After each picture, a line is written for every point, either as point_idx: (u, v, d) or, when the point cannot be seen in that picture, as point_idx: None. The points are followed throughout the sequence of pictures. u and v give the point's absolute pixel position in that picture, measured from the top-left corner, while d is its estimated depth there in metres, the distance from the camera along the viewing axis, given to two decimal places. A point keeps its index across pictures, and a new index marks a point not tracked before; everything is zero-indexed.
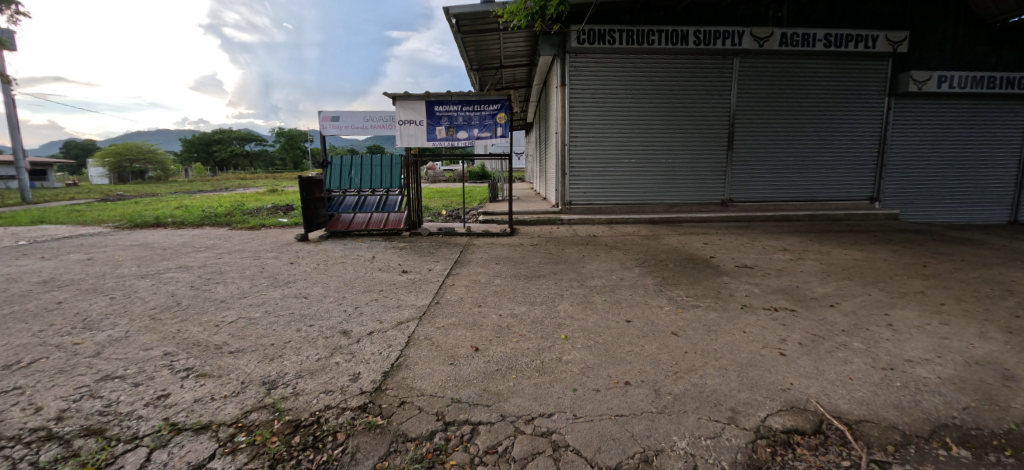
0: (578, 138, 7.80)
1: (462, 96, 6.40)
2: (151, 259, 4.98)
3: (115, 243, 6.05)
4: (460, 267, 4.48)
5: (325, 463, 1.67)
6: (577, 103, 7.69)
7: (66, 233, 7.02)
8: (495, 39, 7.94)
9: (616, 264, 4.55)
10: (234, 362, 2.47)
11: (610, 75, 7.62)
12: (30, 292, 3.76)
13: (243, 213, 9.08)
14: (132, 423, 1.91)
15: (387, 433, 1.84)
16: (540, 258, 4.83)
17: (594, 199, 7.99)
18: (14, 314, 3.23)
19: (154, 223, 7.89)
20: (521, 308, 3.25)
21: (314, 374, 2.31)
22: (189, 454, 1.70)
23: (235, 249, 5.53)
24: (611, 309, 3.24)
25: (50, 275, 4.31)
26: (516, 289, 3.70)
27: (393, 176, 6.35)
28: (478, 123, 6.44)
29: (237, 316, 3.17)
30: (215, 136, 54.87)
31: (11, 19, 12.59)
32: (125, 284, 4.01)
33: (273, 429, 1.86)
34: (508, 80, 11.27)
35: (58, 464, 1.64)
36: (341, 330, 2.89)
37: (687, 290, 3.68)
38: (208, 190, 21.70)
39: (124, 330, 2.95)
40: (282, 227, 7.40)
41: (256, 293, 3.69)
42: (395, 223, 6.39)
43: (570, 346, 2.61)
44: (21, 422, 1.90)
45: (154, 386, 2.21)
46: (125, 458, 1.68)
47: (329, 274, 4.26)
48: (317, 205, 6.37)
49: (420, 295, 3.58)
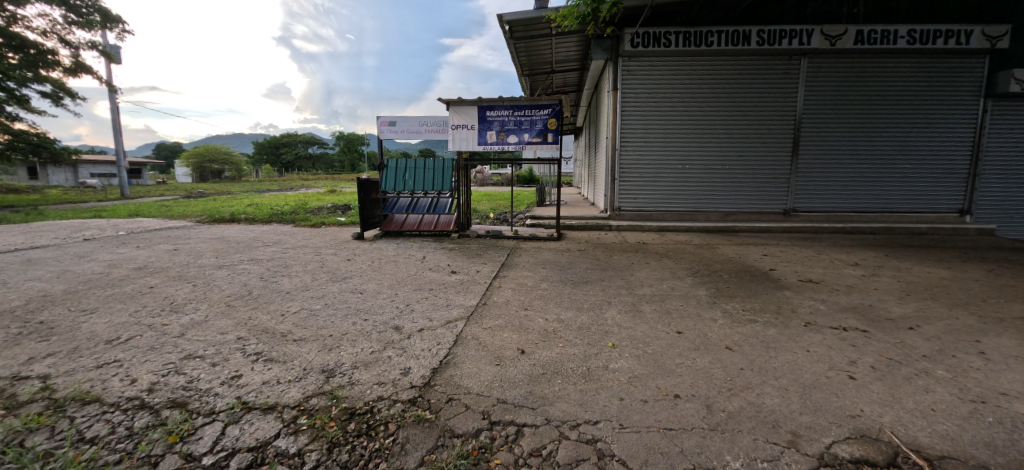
0: (630, 143, 7.66)
1: (514, 101, 6.45)
2: (227, 251, 5.47)
3: (197, 236, 6.70)
4: (508, 269, 4.53)
5: (378, 450, 1.77)
6: (630, 106, 7.56)
7: (158, 226, 7.87)
8: (547, 44, 7.99)
9: (667, 272, 4.42)
10: (297, 350, 2.65)
11: (665, 77, 7.41)
12: (129, 276, 4.26)
13: (305, 212, 9.70)
14: (210, 399, 2.11)
15: (435, 427, 1.91)
16: (587, 263, 4.78)
17: (645, 205, 7.79)
18: (116, 295, 3.67)
19: (230, 219, 8.64)
20: (568, 314, 3.23)
21: (368, 366, 2.43)
22: (258, 431, 1.87)
23: (298, 245, 5.94)
24: (661, 320, 3.13)
25: (143, 262, 4.84)
26: (563, 294, 3.69)
27: (445, 180, 6.50)
28: (528, 128, 6.49)
29: (301, 307, 3.40)
30: (282, 140, 59.16)
31: (119, 37, 14.45)
32: (205, 272, 4.43)
33: (330, 414, 1.99)
34: (558, 85, 11.24)
35: (150, 431, 1.88)
36: (393, 325, 3.02)
37: (743, 303, 3.50)
38: (276, 190, 23.44)
39: (204, 314, 3.26)
40: (341, 226, 7.84)
41: (317, 287, 3.94)
42: (445, 225, 6.67)
43: (617, 355, 2.56)
44: (121, 391, 2.18)
45: (229, 367, 2.44)
46: (204, 430, 1.88)
47: (383, 272, 4.46)
48: (373, 205, 6.71)
49: (468, 295, 3.66)
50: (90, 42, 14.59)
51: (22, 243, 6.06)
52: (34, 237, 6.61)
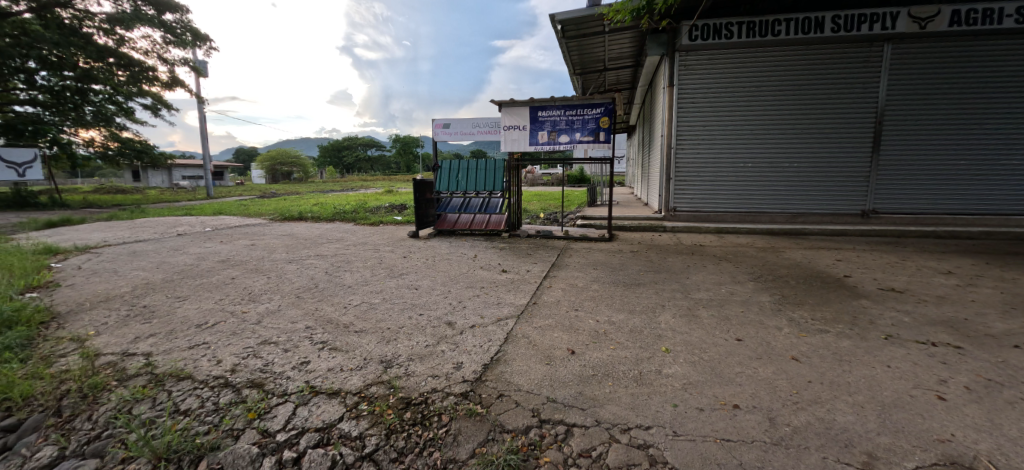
0: (687, 141, 7.35)
1: (566, 100, 6.41)
2: (297, 247, 5.92)
3: (270, 233, 7.31)
4: (558, 269, 4.52)
5: (431, 440, 1.87)
6: (688, 102, 7.25)
7: (239, 223, 8.69)
8: (600, 42, 7.87)
9: (726, 277, 4.20)
10: (358, 340, 2.82)
11: (726, 71, 7.04)
12: (214, 268, 4.75)
13: (365, 211, 10.26)
14: (283, 381, 2.31)
15: (486, 421, 1.96)
16: (640, 265, 4.65)
17: (703, 206, 7.43)
18: (204, 285, 4.11)
19: (299, 217, 9.34)
20: (619, 316, 3.17)
21: (423, 359, 2.54)
22: (324, 414, 2.03)
23: (359, 242, 6.30)
24: (719, 326, 2.98)
25: (226, 256, 5.37)
26: (614, 296, 3.62)
27: (496, 180, 6.59)
28: (580, 127, 6.44)
29: (361, 301, 3.62)
30: (344, 143, 62.90)
31: (207, 53, 16.08)
32: (278, 266, 4.82)
33: (388, 402, 2.11)
34: (611, 82, 11.02)
35: (233, 408, 2.11)
36: (446, 321, 3.12)
37: (813, 312, 3.24)
38: (339, 191, 24.96)
39: (277, 304, 3.56)
40: (397, 224, 8.21)
41: (376, 282, 4.17)
42: (496, 224, 6.73)
43: (670, 360, 2.49)
44: (208, 370, 2.45)
45: (299, 353, 2.65)
46: (278, 410, 2.07)
47: (436, 269, 4.62)
48: (427, 205, 6.95)
49: (519, 294, 3.70)
50: (184, 59, 16.35)
51: (129, 237, 6.94)
52: (139, 232, 7.54)
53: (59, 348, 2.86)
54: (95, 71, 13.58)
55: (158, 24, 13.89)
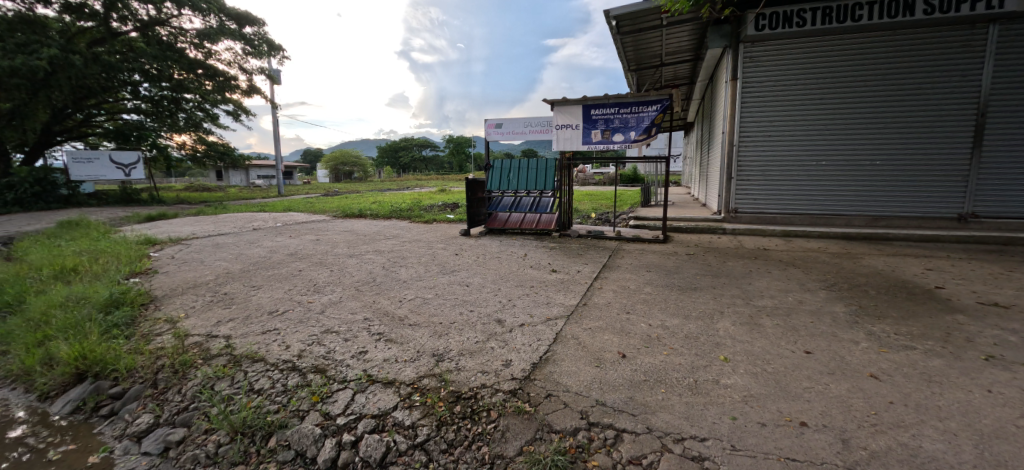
0: (751, 138, 6.92)
1: (620, 98, 6.26)
2: (356, 242, 6.27)
3: (333, 229, 7.79)
4: (609, 271, 4.43)
5: (479, 434, 1.92)
6: (752, 97, 6.83)
7: (306, 220, 9.36)
8: (656, 37, 7.61)
9: (793, 284, 3.89)
10: (412, 334, 2.94)
11: (798, 62, 6.53)
12: (284, 260, 5.15)
13: (420, 209, 10.65)
14: (343, 369, 2.46)
15: (534, 420, 1.97)
16: (697, 269, 4.44)
17: (768, 208, 6.94)
18: (276, 276, 4.47)
19: (359, 214, 9.89)
20: (673, 321, 3.05)
21: (473, 355, 2.59)
22: (380, 402, 2.14)
23: (413, 239, 6.55)
24: (785, 336, 2.77)
25: (294, 249, 5.80)
26: (668, 300, 3.48)
27: (547, 179, 6.59)
28: (634, 126, 6.26)
29: (415, 295, 3.76)
30: (401, 144, 65.68)
31: (280, 62, 17.45)
32: (340, 260, 5.14)
33: (439, 394, 2.18)
34: (668, 78, 10.61)
35: (299, 391, 2.28)
36: (496, 319, 3.16)
37: (896, 326, 2.92)
38: (396, 190, 26.10)
39: (339, 295, 3.79)
40: (449, 222, 8.45)
41: (429, 278, 4.31)
42: (546, 224, 6.72)
43: (728, 369, 2.36)
44: (279, 354, 2.67)
45: (358, 343, 2.80)
46: (339, 395, 2.21)
47: (487, 267, 4.70)
48: (479, 204, 7.08)
49: (568, 295, 3.67)
50: (261, 69, 17.87)
51: (214, 231, 7.70)
52: (221, 226, 8.35)
53: (156, 327, 3.26)
54: (187, 82, 15.20)
55: (239, 37, 15.29)
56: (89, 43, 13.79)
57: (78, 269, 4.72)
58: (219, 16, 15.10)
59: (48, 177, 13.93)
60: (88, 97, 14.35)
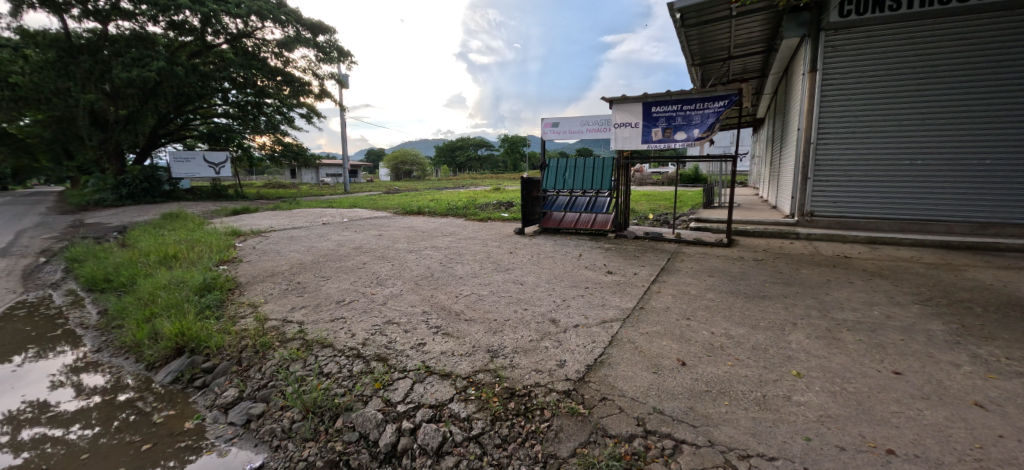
0: (832, 135, 6.33)
1: (683, 94, 5.99)
2: (415, 238, 6.54)
3: (394, 225, 8.18)
4: (668, 274, 4.27)
5: (533, 432, 1.93)
6: (835, 90, 6.25)
7: (369, 216, 9.91)
8: (724, 28, 7.20)
9: (880, 296, 3.51)
10: (468, 329, 3.01)
11: (890, 50, 5.87)
12: (351, 253, 5.49)
13: (475, 207, 10.88)
14: (404, 359, 2.58)
15: (588, 422, 1.95)
16: (766, 276, 4.15)
17: (850, 211, 6.31)
18: (343, 267, 4.78)
19: (417, 211, 10.29)
20: (738, 330, 2.87)
21: (527, 353, 2.61)
22: (437, 392, 2.22)
23: (469, 236, 6.71)
24: (869, 354, 2.52)
25: (359, 243, 6.17)
26: (733, 308, 3.29)
27: (604, 179, 6.48)
28: (698, 123, 5.96)
29: (471, 291, 3.86)
30: (457, 143, 67.39)
31: (348, 67, 18.57)
32: (400, 255, 5.38)
33: (494, 389, 2.22)
34: (736, 72, 9.99)
35: (363, 376, 2.42)
36: (550, 318, 3.16)
37: (1010, 350, 2.54)
38: (452, 188, 26.83)
39: (400, 288, 3.98)
40: (503, 221, 8.55)
41: (485, 275, 4.40)
42: (602, 224, 6.59)
43: (801, 385, 2.18)
44: (346, 341, 2.86)
45: (417, 334, 2.93)
46: (399, 384, 2.32)
47: (541, 266, 4.71)
48: (533, 203, 7.11)
49: (625, 297, 3.58)
50: (331, 74, 19.13)
51: (289, 224, 8.38)
52: (296, 221, 9.07)
53: (241, 310, 3.61)
54: (268, 88, 16.65)
55: (312, 45, 16.48)
56: (188, 55, 15.51)
57: (178, 256, 5.36)
58: (296, 26, 16.36)
59: (154, 175, 15.91)
60: (188, 104, 16.16)
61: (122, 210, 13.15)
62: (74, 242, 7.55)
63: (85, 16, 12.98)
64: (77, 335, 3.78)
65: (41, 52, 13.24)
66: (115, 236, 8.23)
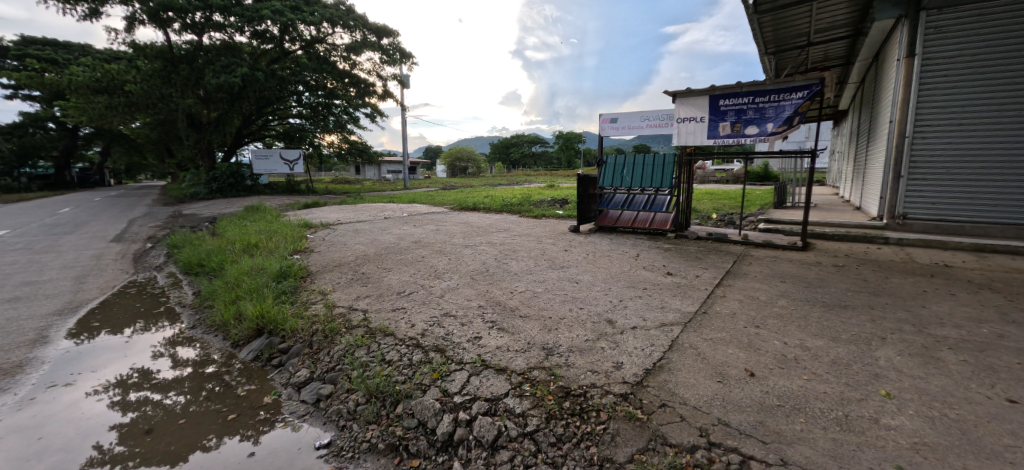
0: (932, 127, 5.59)
1: (755, 85, 5.58)
2: (471, 234, 6.67)
3: (451, 220, 8.42)
4: (734, 278, 4.02)
5: (589, 434, 1.90)
6: (937, 76, 5.52)
7: (427, 211, 10.26)
8: (804, 13, 6.63)
9: (993, 312, 3.06)
10: (523, 325, 3.03)
11: (1010, 29, 5.09)
12: (411, 247, 5.73)
13: (529, 204, 10.90)
14: (460, 352, 2.65)
15: (647, 428, 1.89)
16: (847, 284, 3.77)
17: (953, 214, 5.56)
18: (404, 260, 5.00)
19: (473, 208, 10.49)
20: (815, 341, 2.64)
21: (583, 352, 2.58)
22: (493, 386, 2.25)
23: (523, 233, 6.74)
24: (977, 377, 2.21)
25: (418, 238, 6.41)
26: (809, 317, 3.03)
27: (665, 176, 6.25)
28: (772, 116, 5.54)
29: (526, 288, 3.87)
30: (510, 140, 67.87)
31: (410, 67, 19.31)
32: (457, 249, 5.53)
33: (549, 387, 2.21)
34: (816, 60, 9.15)
35: (422, 366, 2.52)
36: (606, 318, 3.10)
37: None
38: (506, 185, 27.03)
39: (456, 282, 4.09)
40: (558, 218, 8.50)
41: (540, 272, 4.40)
42: (661, 224, 6.35)
43: (890, 407, 1.96)
44: (407, 331, 2.99)
45: (473, 328, 2.99)
46: (456, 376, 2.39)
47: (597, 265, 4.62)
48: (589, 200, 7.00)
49: (686, 301, 3.42)
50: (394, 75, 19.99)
51: (354, 218, 8.91)
52: (360, 214, 9.61)
53: (312, 297, 3.90)
54: (336, 90, 17.76)
55: (377, 48, 17.32)
56: (268, 61, 16.94)
57: (259, 245, 5.88)
58: (363, 30, 17.30)
59: (238, 172, 17.58)
60: (267, 106, 17.67)
61: (211, 203, 14.65)
62: (174, 230, 8.54)
63: (185, 29, 14.58)
64: (176, 312, 4.29)
65: (149, 62, 15.07)
66: (207, 226, 9.20)
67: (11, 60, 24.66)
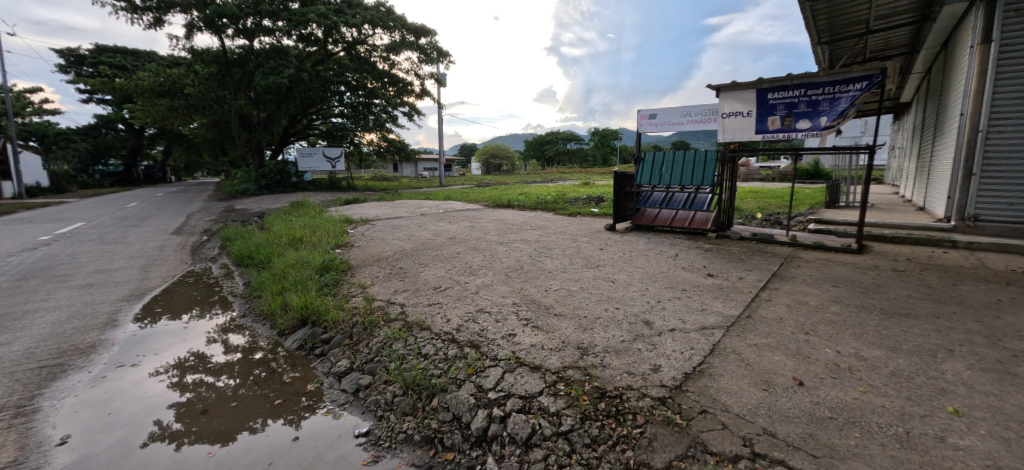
0: (1010, 120, 5.07)
1: (808, 77, 5.26)
2: (505, 231, 6.70)
3: (485, 217, 8.48)
4: (780, 281, 3.83)
5: (625, 437, 1.87)
6: (1017, 64, 5.00)
7: (462, 208, 10.39)
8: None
9: None
10: (557, 324, 3.02)
11: None
12: (447, 243, 5.82)
13: (564, 202, 10.82)
14: (495, 348, 2.67)
15: (686, 435, 1.84)
16: (909, 290, 3.50)
17: None
18: (440, 256, 5.09)
19: (507, 205, 10.52)
20: (872, 351, 2.47)
21: (619, 353, 2.53)
22: (527, 384, 2.26)
23: (557, 231, 6.70)
24: None
25: (454, 234, 6.51)
26: (865, 325, 2.83)
27: (706, 173, 6.11)
28: (826, 110, 5.21)
29: (561, 286, 3.85)
30: (544, 138, 67.56)
31: (446, 66, 19.60)
32: (492, 246, 5.57)
33: (584, 387, 2.19)
34: (875, 49, 8.53)
35: (457, 361, 2.56)
36: (644, 319, 3.03)
37: None
38: (540, 183, 26.91)
39: (491, 279, 4.13)
40: (593, 216, 8.39)
41: (575, 270, 4.36)
42: (702, 223, 6.13)
43: (959, 425, 1.80)
44: (442, 325, 3.04)
45: (508, 325, 3.01)
46: (490, 372, 2.41)
47: (634, 264, 4.53)
48: (626, 199, 6.87)
49: (728, 304, 3.29)
50: (431, 74, 20.34)
51: (392, 214, 9.15)
52: (398, 210, 9.85)
53: (352, 290, 4.05)
54: (376, 89, 18.28)
55: (415, 47, 17.67)
56: (313, 63, 17.70)
57: (303, 240, 6.16)
58: (402, 31, 17.72)
59: (284, 169, 18.37)
60: (312, 106, 18.47)
61: (260, 198, 15.45)
62: (227, 224, 9.10)
63: (237, 35, 15.43)
64: (230, 301, 4.57)
65: (206, 66, 16.08)
66: (257, 220, 9.73)
67: (87, 67, 26.97)
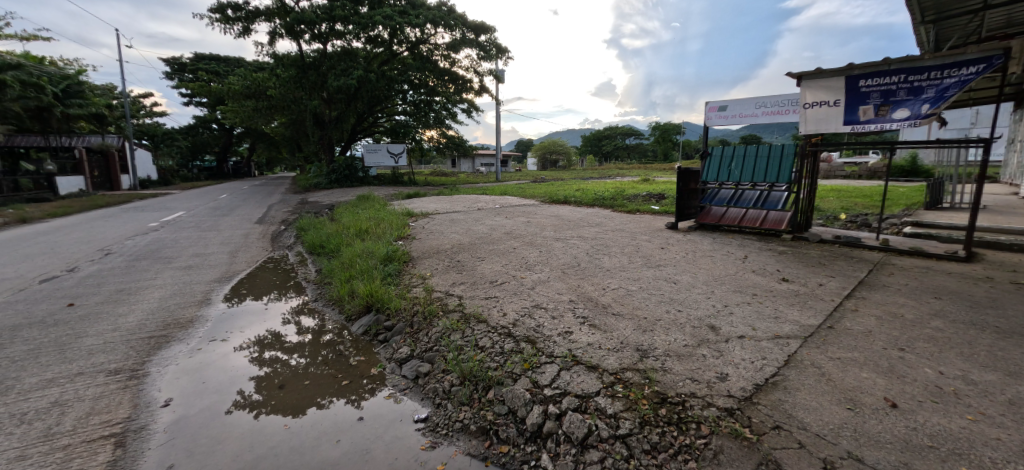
0: None
1: (910, 61, 4.68)
2: (560, 227, 6.65)
3: (541, 213, 8.48)
4: (868, 289, 3.46)
5: (687, 446, 1.80)
6: None
7: (518, 203, 10.46)
8: None
9: None
10: (615, 323, 2.95)
11: None
12: (503, 238, 5.90)
13: (622, 199, 10.53)
14: (551, 345, 2.67)
15: (756, 450, 1.72)
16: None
17: None
18: (497, 250, 5.17)
19: (564, 201, 10.43)
20: (983, 375, 2.16)
21: (681, 358, 2.43)
22: (583, 383, 2.24)
23: (615, 228, 6.53)
24: None
25: (510, 229, 6.58)
26: (975, 344, 2.48)
27: (782, 170, 5.66)
28: (931, 96, 4.59)
29: (619, 285, 3.76)
30: (601, 132, 66.04)
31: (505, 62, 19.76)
32: (548, 242, 5.56)
33: (643, 391, 2.13)
34: (995, 27, 7.38)
35: (513, 356, 2.59)
36: (708, 324, 2.88)
37: None
38: (596, 178, 26.37)
39: (547, 275, 4.12)
40: (653, 214, 8.08)
41: (633, 269, 4.23)
42: (775, 223, 5.71)
43: None
44: (499, 319, 3.09)
45: (564, 322, 3.00)
46: (545, 368, 2.42)
47: (698, 266, 4.30)
48: (690, 196, 6.55)
49: (806, 312, 3.03)
50: (489, 71, 20.62)
51: (451, 208, 9.42)
52: (456, 205, 10.13)
53: (414, 281, 4.24)
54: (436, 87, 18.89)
55: (474, 45, 18.00)
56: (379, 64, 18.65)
57: (369, 231, 6.53)
58: (462, 29, 18.10)
59: (351, 165, 19.52)
60: (377, 104, 19.47)
61: (330, 192, 16.61)
62: (302, 215, 9.87)
63: (313, 40, 16.59)
64: (304, 287, 4.97)
65: (285, 70, 17.50)
66: (328, 212, 10.47)
67: (189, 74, 30.40)
